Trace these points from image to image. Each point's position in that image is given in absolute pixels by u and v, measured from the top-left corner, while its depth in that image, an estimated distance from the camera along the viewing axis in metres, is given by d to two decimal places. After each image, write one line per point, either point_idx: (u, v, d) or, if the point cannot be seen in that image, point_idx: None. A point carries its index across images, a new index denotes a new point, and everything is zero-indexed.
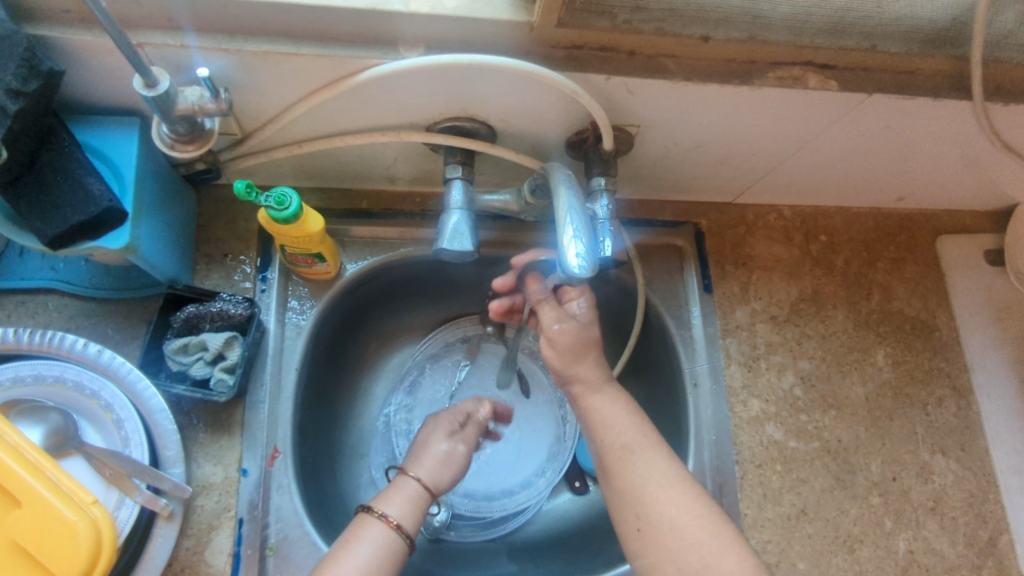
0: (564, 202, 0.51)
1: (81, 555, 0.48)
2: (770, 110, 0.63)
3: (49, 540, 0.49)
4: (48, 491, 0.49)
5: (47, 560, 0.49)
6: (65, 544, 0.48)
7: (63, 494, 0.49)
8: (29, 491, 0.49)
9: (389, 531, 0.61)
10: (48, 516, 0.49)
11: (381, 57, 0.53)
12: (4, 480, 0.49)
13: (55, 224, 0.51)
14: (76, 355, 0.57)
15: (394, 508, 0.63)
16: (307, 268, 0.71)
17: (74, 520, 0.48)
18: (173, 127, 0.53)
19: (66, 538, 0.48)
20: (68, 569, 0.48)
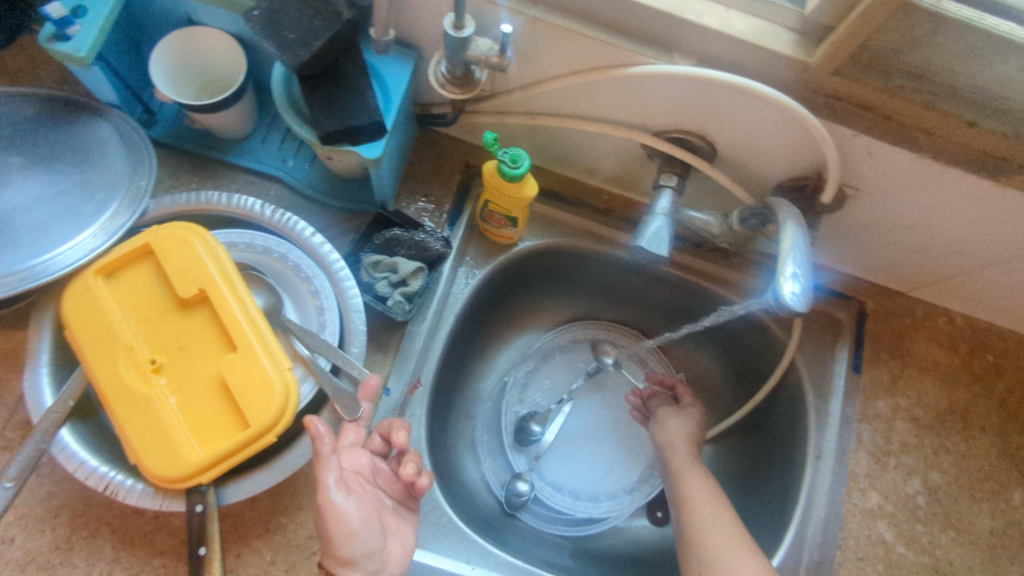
0: (789, 241, 0.53)
1: (271, 409, 0.53)
2: (1004, 211, 0.62)
3: (249, 387, 0.54)
4: (260, 347, 0.55)
5: (240, 404, 0.54)
6: (262, 395, 0.54)
7: (271, 353, 0.55)
8: (245, 340, 0.55)
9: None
10: (252, 367, 0.54)
11: (654, 57, 0.57)
12: (229, 324, 0.55)
13: (332, 122, 0.58)
14: (301, 240, 0.63)
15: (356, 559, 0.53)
16: (495, 228, 0.76)
17: (272, 378, 0.54)
18: (452, 70, 0.59)
19: (263, 390, 0.54)
20: (255, 418, 0.53)
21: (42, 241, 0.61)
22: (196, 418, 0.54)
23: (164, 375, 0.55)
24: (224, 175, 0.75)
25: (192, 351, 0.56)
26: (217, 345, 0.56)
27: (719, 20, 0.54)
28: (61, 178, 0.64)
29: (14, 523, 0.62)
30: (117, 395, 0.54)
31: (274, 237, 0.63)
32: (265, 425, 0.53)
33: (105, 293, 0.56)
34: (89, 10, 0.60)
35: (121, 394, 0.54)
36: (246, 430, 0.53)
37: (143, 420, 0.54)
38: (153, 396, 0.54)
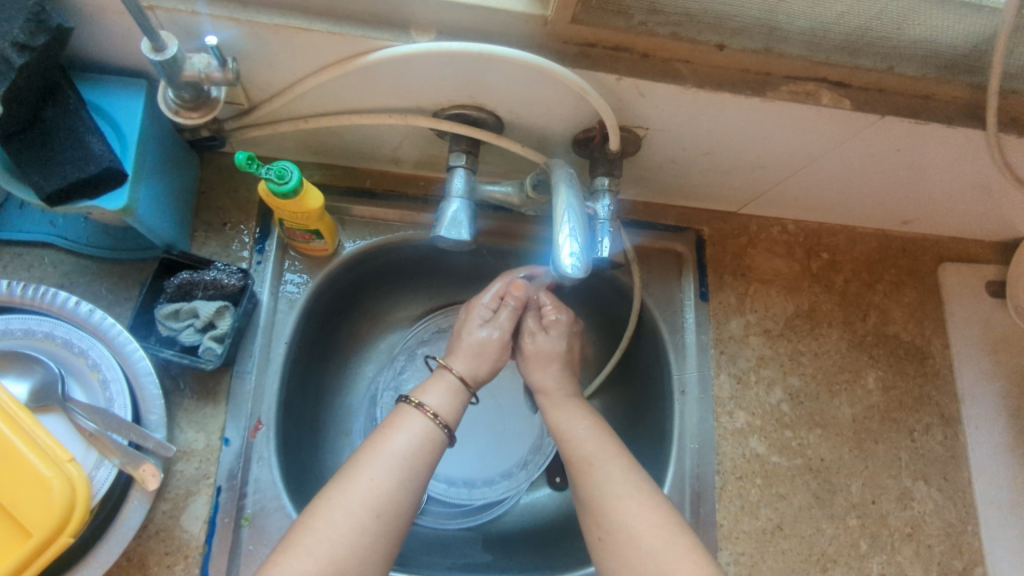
0: (562, 200, 0.51)
1: (53, 511, 0.48)
2: (783, 123, 0.62)
3: (23, 494, 0.49)
4: (25, 446, 0.49)
5: (18, 514, 0.49)
6: (39, 499, 0.49)
7: (40, 450, 0.49)
8: (7, 442, 0.49)
9: (427, 423, 0.62)
10: (22, 470, 0.49)
11: (390, 39, 0.52)
12: None
13: (53, 180, 0.51)
14: (66, 313, 0.57)
15: (432, 398, 0.64)
16: (303, 243, 0.71)
17: (49, 476, 0.49)
18: (179, 94, 0.53)
19: (40, 493, 0.49)
20: (38, 526, 0.48)
21: None
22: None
23: None
24: None
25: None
26: None
27: None
28: None
29: None
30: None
31: (34, 317, 0.57)
32: (49, 530, 0.49)
33: None
34: None
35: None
36: (29, 541, 0.48)
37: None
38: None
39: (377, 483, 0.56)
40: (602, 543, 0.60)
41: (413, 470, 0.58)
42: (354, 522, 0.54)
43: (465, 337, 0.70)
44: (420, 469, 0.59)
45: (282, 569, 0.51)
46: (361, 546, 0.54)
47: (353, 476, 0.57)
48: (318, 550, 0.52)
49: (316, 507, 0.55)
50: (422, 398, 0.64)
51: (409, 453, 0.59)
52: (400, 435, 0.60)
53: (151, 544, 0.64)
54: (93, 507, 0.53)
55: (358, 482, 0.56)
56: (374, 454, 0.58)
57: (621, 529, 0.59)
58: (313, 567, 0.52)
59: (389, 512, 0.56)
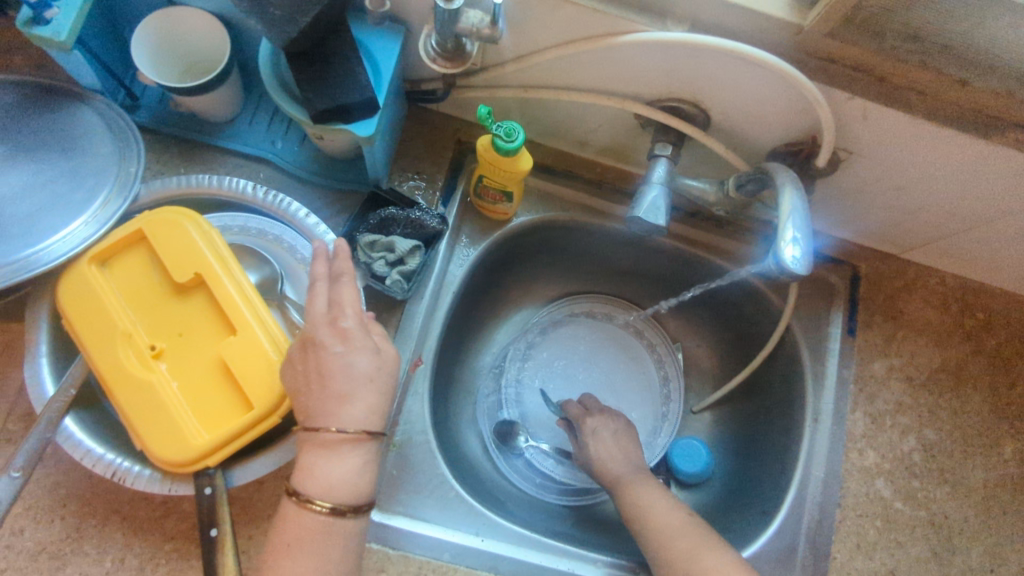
0: (788, 204, 0.53)
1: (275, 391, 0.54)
2: (996, 169, 0.62)
3: (252, 369, 0.54)
4: (261, 330, 0.55)
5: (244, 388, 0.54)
6: (265, 379, 0.54)
7: (272, 335, 0.55)
8: (246, 323, 0.55)
9: (329, 524, 0.50)
10: (253, 349, 0.55)
11: (647, 24, 0.56)
12: (228, 309, 0.55)
13: (323, 99, 0.58)
14: (295, 222, 0.63)
15: (327, 491, 0.50)
16: (491, 204, 0.75)
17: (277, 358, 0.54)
18: (442, 43, 0.59)
19: (267, 370, 0.54)
20: (260, 402, 0.54)
21: (34, 230, 0.59)
22: (201, 402, 0.55)
23: (164, 360, 0.55)
24: (214, 159, 0.74)
25: (192, 335, 0.56)
26: (217, 330, 0.56)
27: None
28: (49, 165, 0.62)
29: (23, 514, 0.63)
30: (118, 384, 0.54)
31: (267, 220, 0.64)
32: (270, 405, 0.54)
33: (101, 280, 0.56)
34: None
35: (123, 382, 0.54)
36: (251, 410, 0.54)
37: (146, 407, 0.54)
38: (154, 381, 0.54)
39: None
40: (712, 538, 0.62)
41: (332, 545, 0.50)
42: None
43: (342, 367, 0.51)
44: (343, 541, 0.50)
45: None
46: None
47: None
48: None
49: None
50: (310, 487, 0.50)
51: (322, 534, 0.49)
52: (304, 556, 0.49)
53: None
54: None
55: None
56: None
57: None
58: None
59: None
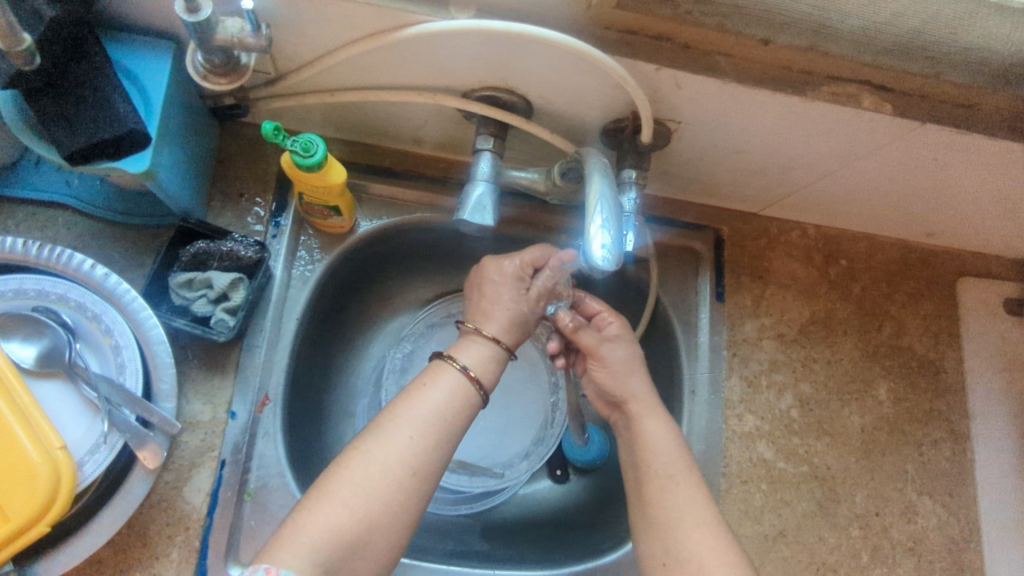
0: (596, 190, 0.51)
1: (36, 496, 0.47)
2: (821, 123, 0.61)
3: (9, 474, 0.48)
4: (17, 426, 0.48)
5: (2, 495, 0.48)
6: (24, 482, 0.47)
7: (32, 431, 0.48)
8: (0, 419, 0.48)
9: (465, 383, 0.59)
10: (11, 449, 0.48)
11: (429, 14, 0.51)
12: None
13: (75, 139, 0.50)
14: (81, 276, 0.56)
15: (471, 360, 0.60)
16: (321, 219, 0.70)
17: (36, 461, 0.48)
18: (209, 58, 0.52)
19: (24, 476, 0.48)
20: (20, 509, 0.47)
21: None
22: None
23: None
24: None
25: None
26: None
27: None
28: None
29: None
30: None
31: (48, 277, 0.56)
32: (27, 518, 0.47)
33: None
34: None
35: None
36: (7, 522, 0.47)
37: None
38: None
39: (410, 441, 0.54)
40: (663, 564, 0.57)
41: (448, 425, 0.56)
42: (386, 480, 0.52)
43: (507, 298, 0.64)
44: (455, 424, 0.57)
45: (315, 514, 0.50)
46: (396, 504, 0.52)
47: (388, 432, 0.54)
48: (350, 503, 0.51)
49: (347, 457, 0.53)
50: (457, 357, 0.60)
51: (443, 409, 0.57)
52: (438, 391, 0.57)
53: (152, 514, 0.63)
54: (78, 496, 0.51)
55: (394, 437, 0.54)
56: (404, 411, 0.55)
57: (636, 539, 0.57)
58: (347, 520, 0.50)
59: (425, 468, 0.54)
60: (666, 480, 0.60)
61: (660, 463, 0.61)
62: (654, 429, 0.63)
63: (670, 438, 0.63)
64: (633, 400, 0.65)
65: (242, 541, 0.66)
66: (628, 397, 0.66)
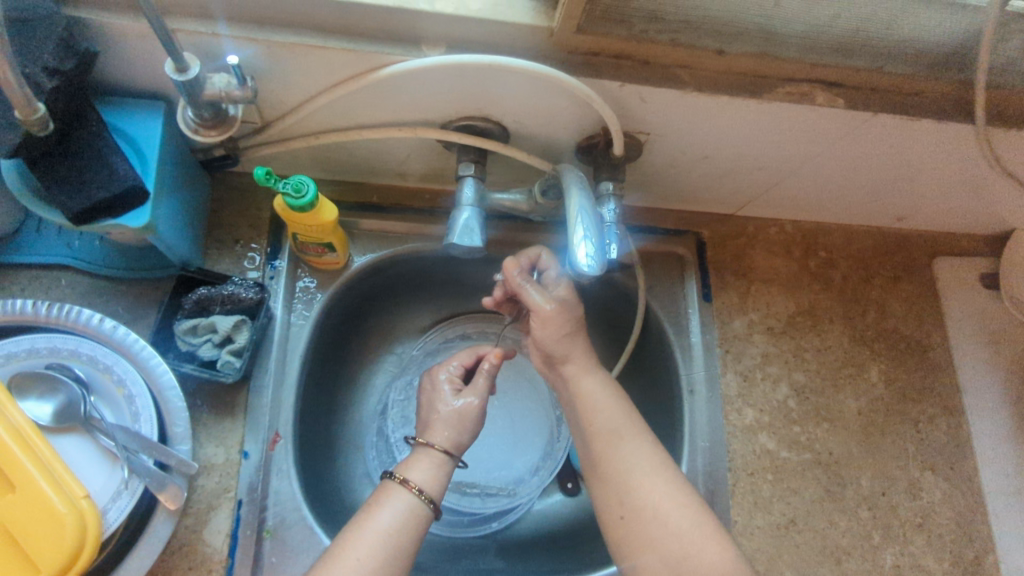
0: (575, 204, 0.54)
1: (65, 546, 0.49)
2: (782, 122, 0.64)
3: (37, 526, 0.49)
4: (43, 480, 0.50)
5: (33, 548, 0.49)
6: (53, 534, 0.49)
7: (57, 484, 0.50)
8: (26, 474, 0.50)
9: (411, 497, 0.60)
10: (37, 502, 0.50)
11: (403, 54, 0.55)
12: (3, 461, 0.50)
13: (78, 200, 0.53)
14: (91, 330, 0.58)
15: (416, 473, 0.62)
16: (316, 256, 0.72)
17: (63, 512, 0.49)
18: (199, 113, 0.55)
19: (53, 527, 0.49)
20: (50, 562, 0.49)
21: None
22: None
23: None
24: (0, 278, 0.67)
25: None
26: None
27: (452, 3, 0.53)
28: None
29: None
30: None
31: (59, 335, 0.58)
32: (57, 568, 0.49)
33: None
34: None
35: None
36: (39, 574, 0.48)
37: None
38: None
39: (360, 562, 0.55)
40: (621, 517, 0.61)
41: (399, 544, 0.57)
42: None
43: (441, 408, 0.67)
44: (405, 545, 0.58)
45: None
46: None
47: (340, 555, 0.55)
48: None
49: None
50: (409, 474, 0.62)
51: (394, 529, 0.58)
52: (385, 511, 0.59)
53: (175, 560, 0.64)
54: (103, 544, 0.52)
55: (342, 562, 0.55)
56: (356, 534, 0.57)
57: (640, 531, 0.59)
58: None
59: None
60: (611, 435, 0.64)
61: (603, 421, 0.64)
62: (590, 386, 0.66)
63: (607, 396, 0.66)
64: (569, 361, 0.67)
65: None
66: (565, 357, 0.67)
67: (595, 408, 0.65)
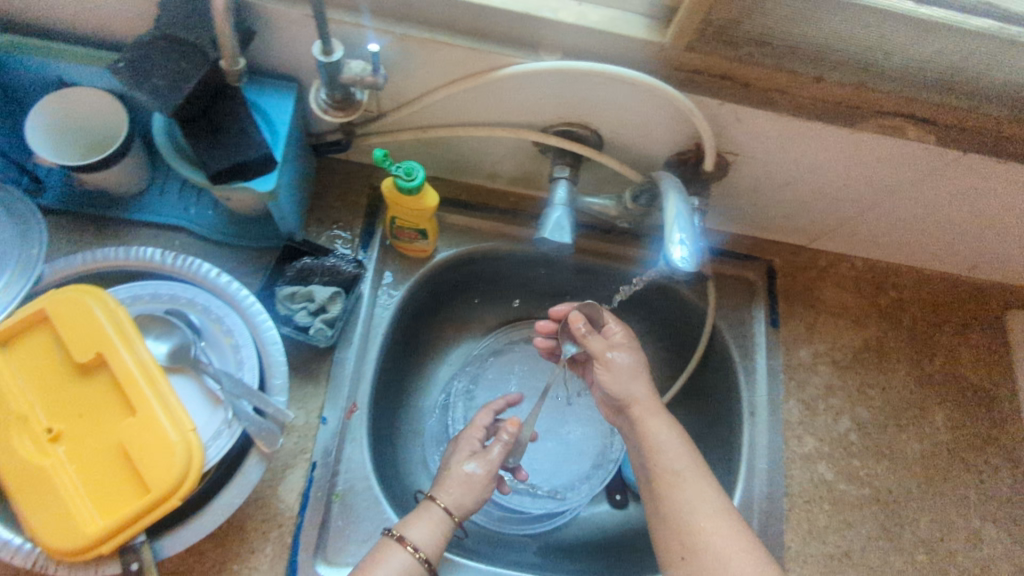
0: (672, 208, 0.57)
1: (173, 471, 0.53)
2: (870, 154, 0.66)
3: (150, 449, 0.54)
4: (161, 410, 0.55)
5: (144, 470, 0.53)
6: (164, 459, 0.53)
7: (173, 415, 0.55)
8: (146, 403, 0.55)
9: (407, 556, 0.61)
10: (153, 429, 0.54)
11: (522, 57, 0.59)
12: (128, 388, 0.55)
13: (219, 161, 0.58)
14: (208, 283, 0.64)
15: (415, 531, 0.63)
16: (407, 242, 0.77)
17: (175, 440, 0.54)
18: (332, 94, 0.60)
19: (164, 453, 0.54)
20: (158, 484, 0.53)
21: None
22: (95, 486, 0.54)
23: (62, 444, 0.54)
24: (125, 232, 0.73)
25: (93, 418, 0.55)
26: (117, 411, 0.56)
27: (574, 14, 0.57)
28: None
29: None
30: (8, 469, 0.53)
31: (179, 284, 0.64)
32: (164, 491, 0.53)
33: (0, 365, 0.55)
34: None
35: (15, 465, 0.53)
36: (146, 495, 0.53)
37: (38, 492, 0.53)
38: (49, 466, 0.53)
39: None
40: (683, 558, 0.61)
41: None
42: None
43: (455, 469, 0.69)
44: None
45: None
46: None
47: None
48: None
49: None
50: (407, 532, 0.63)
51: None
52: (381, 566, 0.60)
53: (251, 510, 0.68)
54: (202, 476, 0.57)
55: None
56: None
57: (699, 544, 0.61)
58: None
59: None
60: (674, 477, 0.65)
61: (665, 461, 0.66)
62: (655, 428, 0.68)
63: (676, 439, 0.67)
64: (635, 404, 0.70)
65: (330, 540, 0.70)
66: (630, 401, 0.70)
67: (661, 448, 0.66)
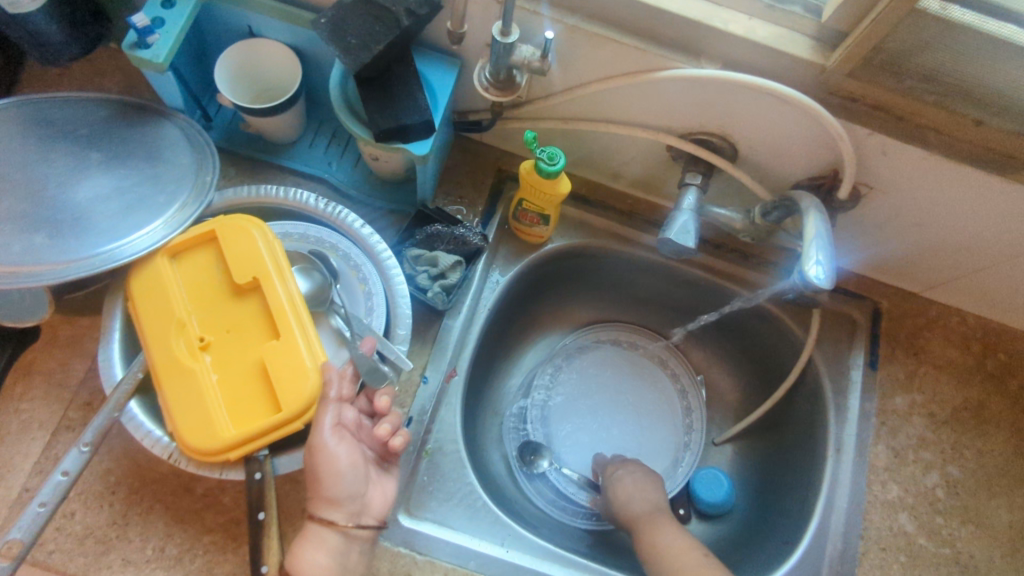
0: (812, 228, 0.60)
1: (305, 395, 0.57)
2: (1015, 208, 0.65)
3: (286, 371, 0.58)
4: (302, 339, 0.59)
5: (278, 390, 0.58)
6: (298, 383, 0.58)
7: (312, 346, 0.59)
8: (290, 330, 0.59)
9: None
10: (292, 354, 0.59)
11: (682, 62, 0.62)
12: (275, 314, 0.60)
13: (385, 119, 0.63)
14: (351, 231, 0.69)
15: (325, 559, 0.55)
16: (527, 226, 0.80)
17: (311, 368, 0.58)
18: (497, 73, 0.64)
19: (298, 377, 0.58)
20: (290, 405, 0.57)
21: (116, 225, 0.62)
22: (233, 396, 0.59)
23: (210, 353, 0.60)
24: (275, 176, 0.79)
25: (240, 335, 0.60)
26: (262, 333, 0.60)
27: (743, 27, 0.59)
28: (130, 171, 0.65)
29: (73, 499, 0.66)
30: (164, 366, 0.59)
31: (326, 229, 0.69)
32: (294, 411, 0.57)
33: (169, 273, 0.61)
34: (166, 21, 0.64)
35: (169, 364, 0.59)
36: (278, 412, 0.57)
37: (185, 391, 0.58)
38: (198, 370, 0.58)
39: None
40: None
41: None
42: None
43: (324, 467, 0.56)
44: None
45: None
46: None
47: None
48: None
49: None
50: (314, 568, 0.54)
51: None
52: None
53: None
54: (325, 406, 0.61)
55: None
56: None
57: None
58: None
59: None
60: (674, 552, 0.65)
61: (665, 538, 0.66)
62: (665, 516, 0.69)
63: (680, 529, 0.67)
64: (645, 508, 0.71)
65: (413, 493, 0.73)
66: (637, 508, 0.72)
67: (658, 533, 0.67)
